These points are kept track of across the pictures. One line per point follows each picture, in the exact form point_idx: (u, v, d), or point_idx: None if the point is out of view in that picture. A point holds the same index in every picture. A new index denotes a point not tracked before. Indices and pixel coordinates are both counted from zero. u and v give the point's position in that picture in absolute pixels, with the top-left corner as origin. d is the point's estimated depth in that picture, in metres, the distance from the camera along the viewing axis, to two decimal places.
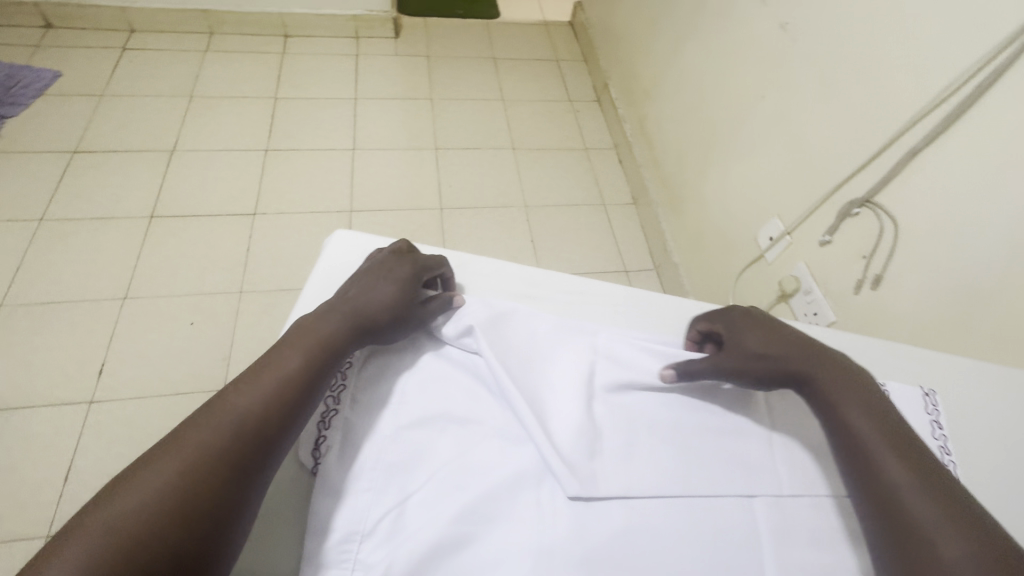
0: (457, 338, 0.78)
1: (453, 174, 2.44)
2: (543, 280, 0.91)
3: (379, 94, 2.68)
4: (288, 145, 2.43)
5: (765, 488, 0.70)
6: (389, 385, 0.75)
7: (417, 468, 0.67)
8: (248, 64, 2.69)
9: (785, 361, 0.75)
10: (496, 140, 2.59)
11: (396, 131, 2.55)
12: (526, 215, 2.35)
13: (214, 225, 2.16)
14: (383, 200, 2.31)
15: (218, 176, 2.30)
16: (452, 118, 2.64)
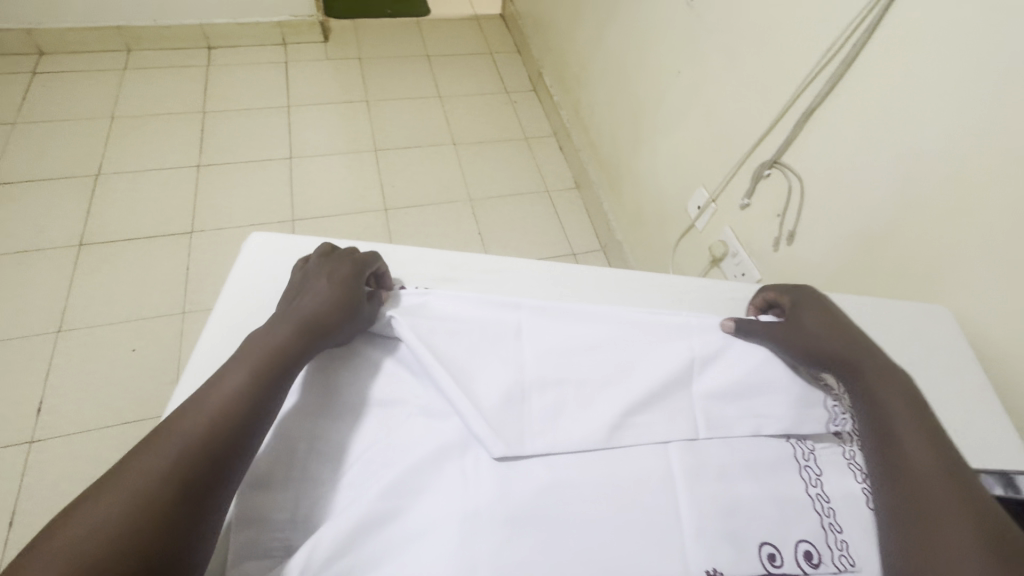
0: (382, 328, 0.80)
1: (395, 174, 2.43)
2: (463, 264, 0.94)
3: (313, 100, 2.64)
4: (221, 159, 2.37)
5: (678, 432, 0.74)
6: (312, 376, 0.76)
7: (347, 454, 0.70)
8: (171, 79, 2.61)
9: (828, 344, 0.83)
10: (436, 137, 2.59)
11: (334, 135, 2.52)
12: (471, 208, 2.36)
13: (150, 247, 2.09)
14: (326, 206, 2.28)
15: (149, 197, 2.23)
16: (390, 118, 2.62)
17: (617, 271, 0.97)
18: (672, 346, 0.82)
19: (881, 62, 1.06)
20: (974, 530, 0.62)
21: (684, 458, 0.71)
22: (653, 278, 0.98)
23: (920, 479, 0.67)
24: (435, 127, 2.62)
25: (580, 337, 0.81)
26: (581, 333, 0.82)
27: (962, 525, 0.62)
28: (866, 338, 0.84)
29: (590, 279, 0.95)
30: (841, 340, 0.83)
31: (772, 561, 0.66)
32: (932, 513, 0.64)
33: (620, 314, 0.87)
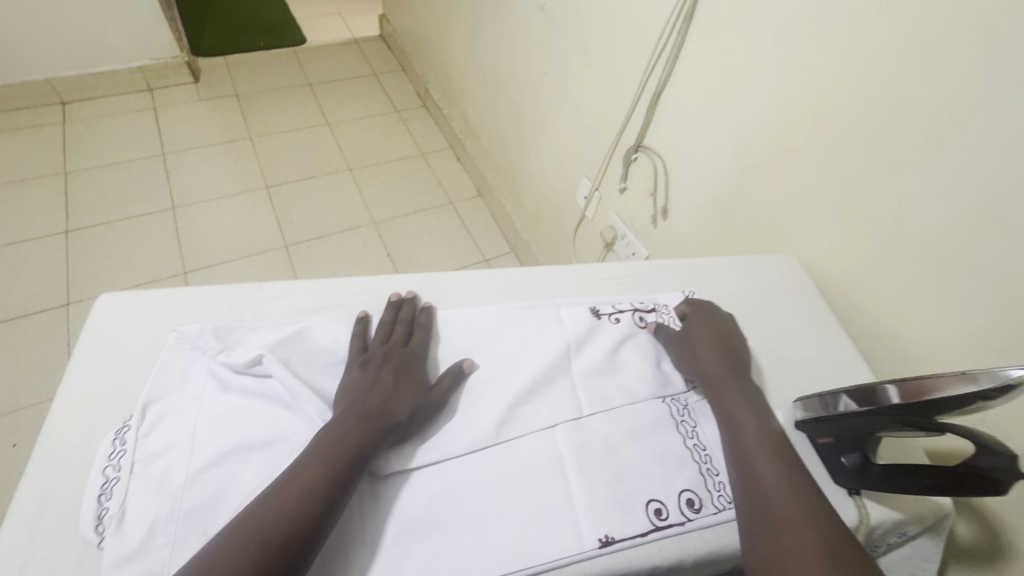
0: (248, 367, 0.76)
1: (290, 207, 2.22)
2: (341, 293, 0.93)
3: (190, 143, 2.35)
4: (86, 221, 2.05)
5: (557, 414, 0.78)
6: (169, 433, 0.71)
7: (221, 504, 0.65)
8: (4, 138, 2.21)
9: (704, 362, 0.85)
10: (328, 166, 2.38)
11: (218, 179, 2.25)
12: (377, 232, 2.20)
13: (15, 330, 1.76)
14: (223, 251, 2.04)
15: (6, 275, 1.88)
16: (276, 153, 2.39)
17: (499, 271, 1.01)
18: (542, 334, 0.88)
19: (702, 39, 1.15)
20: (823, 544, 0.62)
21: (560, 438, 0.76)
22: (529, 273, 1.02)
23: (768, 498, 0.68)
24: (328, 153, 2.43)
25: (463, 350, 0.86)
26: (468, 345, 0.86)
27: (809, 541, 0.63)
28: (741, 356, 0.87)
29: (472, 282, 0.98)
30: (723, 361, 0.85)
31: (658, 515, 0.71)
32: (782, 536, 0.64)
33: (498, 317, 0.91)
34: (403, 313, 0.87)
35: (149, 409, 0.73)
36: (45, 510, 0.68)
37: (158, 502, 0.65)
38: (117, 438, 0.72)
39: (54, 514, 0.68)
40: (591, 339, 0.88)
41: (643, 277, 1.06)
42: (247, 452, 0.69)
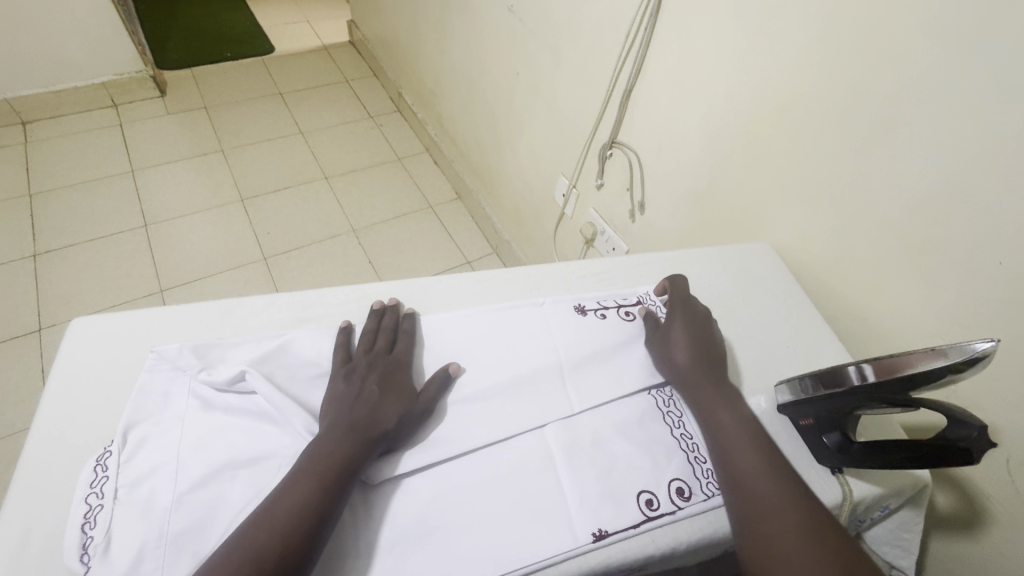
0: (234, 384, 0.51)
1: (368, 178, 1.89)
2: (319, 295, 0.62)
3: (305, 85, 2.17)
4: (239, 159, 1.86)
5: (678, 523, 0.50)
6: (127, 426, 0.48)
7: (152, 555, 0.42)
8: (182, 67, 2.12)
9: (723, 423, 0.53)
10: (400, 144, 2.03)
11: (371, 137, 2.02)
12: (445, 227, 1.79)
13: (110, 240, 1.58)
14: (381, 211, 1.79)
15: (119, 185, 1.71)
16: (403, 121, 2.11)
17: (558, 267, 0.70)
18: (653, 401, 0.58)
19: (778, 40, 0.69)
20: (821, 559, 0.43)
21: (658, 527, 0.49)
22: (611, 262, 0.72)
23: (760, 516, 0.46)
24: (416, 129, 2.05)
25: (495, 343, 0.60)
26: (502, 342, 0.60)
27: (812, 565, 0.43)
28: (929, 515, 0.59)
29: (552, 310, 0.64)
30: (701, 362, 0.57)
31: None
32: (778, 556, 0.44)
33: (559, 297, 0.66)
34: (385, 321, 0.59)
35: (130, 432, 0.48)
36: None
37: (75, 527, 0.43)
38: (99, 467, 0.46)
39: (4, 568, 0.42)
40: (611, 335, 0.63)
41: (774, 278, 0.73)
42: (238, 471, 0.47)
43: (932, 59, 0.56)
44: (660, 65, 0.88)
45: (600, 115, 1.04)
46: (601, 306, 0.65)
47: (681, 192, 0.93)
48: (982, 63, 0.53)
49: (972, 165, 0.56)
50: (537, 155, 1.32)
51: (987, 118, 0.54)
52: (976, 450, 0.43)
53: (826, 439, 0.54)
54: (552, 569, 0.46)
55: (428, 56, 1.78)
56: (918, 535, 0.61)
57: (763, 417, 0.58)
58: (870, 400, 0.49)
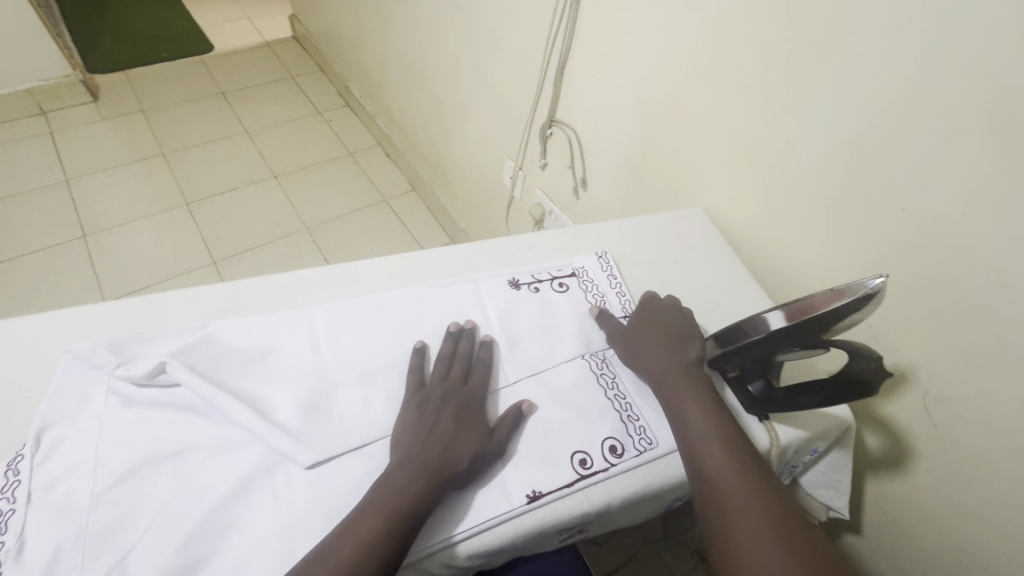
0: (152, 379, 0.49)
1: (318, 175, 1.85)
2: (245, 285, 0.60)
3: (247, 83, 2.11)
4: (181, 163, 1.80)
5: (612, 480, 0.52)
6: (39, 431, 0.46)
7: (68, 558, 0.41)
8: (115, 69, 2.03)
9: (689, 410, 0.52)
10: (350, 138, 1.99)
11: (319, 133, 1.98)
12: (400, 219, 1.77)
13: (49, 253, 1.51)
14: (335, 208, 1.76)
15: (54, 196, 1.63)
16: (352, 115, 2.07)
17: (492, 243, 0.71)
18: (588, 366, 0.59)
19: (692, 8, 0.71)
20: (774, 526, 0.44)
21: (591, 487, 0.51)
22: (545, 235, 0.73)
23: (722, 490, 0.47)
24: (366, 122, 2.02)
25: (425, 321, 0.60)
26: (432, 319, 0.60)
27: (763, 532, 0.43)
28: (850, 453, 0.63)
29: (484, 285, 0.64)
30: (672, 347, 0.58)
31: None
32: (737, 525, 0.44)
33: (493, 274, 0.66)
34: (461, 346, 0.57)
35: (45, 434, 0.46)
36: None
37: None
38: (10, 472, 0.44)
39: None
40: (549, 308, 0.64)
41: (705, 242, 0.75)
42: (162, 466, 0.46)
43: (830, 17, 0.58)
44: (587, 40, 0.89)
45: (537, 96, 1.05)
46: (535, 280, 0.66)
47: (619, 167, 0.95)
48: (875, 18, 0.55)
49: (871, 123, 0.60)
50: (483, 140, 1.32)
51: (880, 74, 0.57)
52: (874, 379, 0.47)
53: (751, 388, 0.57)
54: (488, 533, 0.47)
55: (370, 47, 1.75)
56: (849, 475, 0.64)
57: None
58: (785, 345, 0.51)
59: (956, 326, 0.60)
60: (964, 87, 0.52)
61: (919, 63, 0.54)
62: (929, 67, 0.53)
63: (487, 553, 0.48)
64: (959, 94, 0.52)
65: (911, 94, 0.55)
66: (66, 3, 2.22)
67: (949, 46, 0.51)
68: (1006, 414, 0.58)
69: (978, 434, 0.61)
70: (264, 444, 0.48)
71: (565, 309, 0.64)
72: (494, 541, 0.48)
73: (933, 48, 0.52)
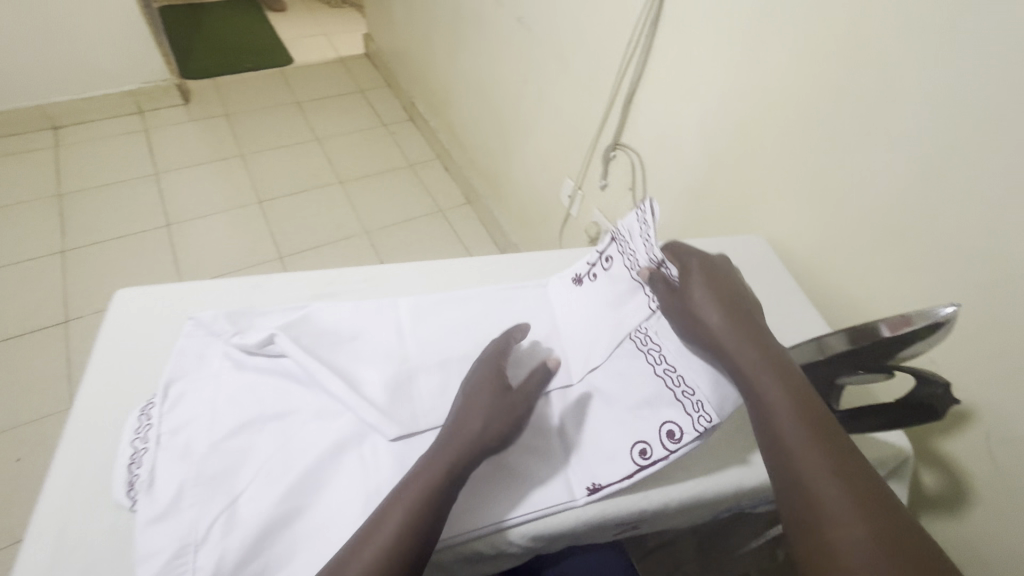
0: (261, 349, 0.55)
1: (380, 183, 1.95)
2: (338, 274, 0.67)
3: (321, 95, 2.26)
4: (257, 165, 1.93)
5: (670, 481, 0.54)
6: (167, 386, 0.53)
7: (189, 496, 0.46)
8: (206, 76, 2.21)
9: (773, 398, 0.49)
10: (412, 151, 2.10)
11: (384, 145, 2.10)
12: (454, 230, 1.84)
13: (137, 239, 1.64)
14: (394, 215, 1.85)
15: (145, 187, 1.79)
16: (415, 130, 2.18)
17: (560, 255, 0.75)
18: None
19: (768, 45, 0.75)
20: (862, 519, 0.41)
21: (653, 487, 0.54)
22: None
23: (802, 481, 0.45)
24: (428, 137, 2.12)
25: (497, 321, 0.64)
26: (506, 319, 0.64)
27: (849, 524, 0.41)
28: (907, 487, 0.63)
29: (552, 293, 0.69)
30: (731, 322, 0.54)
31: None
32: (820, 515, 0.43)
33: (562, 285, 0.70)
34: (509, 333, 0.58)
35: (171, 387, 0.53)
36: (54, 498, 0.46)
37: (122, 469, 0.48)
38: (143, 417, 0.51)
39: (58, 501, 0.46)
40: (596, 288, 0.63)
41: (765, 267, 0.77)
42: (266, 425, 0.51)
43: (909, 58, 0.61)
44: (660, 69, 0.93)
45: (604, 120, 1.10)
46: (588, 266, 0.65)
47: (680, 191, 0.98)
48: (951, 62, 0.58)
49: (946, 160, 0.61)
50: (544, 160, 1.38)
51: (952, 115, 0.59)
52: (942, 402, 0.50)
53: None
54: (555, 518, 0.51)
55: (439, 67, 1.86)
56: (903, 508, 0.64)
57: None
58: (851, 364, 0.53)
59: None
60: None
61: (1000, 106, 0.56)
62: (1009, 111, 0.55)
63: (547, 536, 0.51)
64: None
65: (990, 133, 0.57)
66: (168, 16, 2.44)
67: None
68: None
69: None
70: (354, 416, 0.53)
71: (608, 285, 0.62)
72: (555, 526, 0.51)
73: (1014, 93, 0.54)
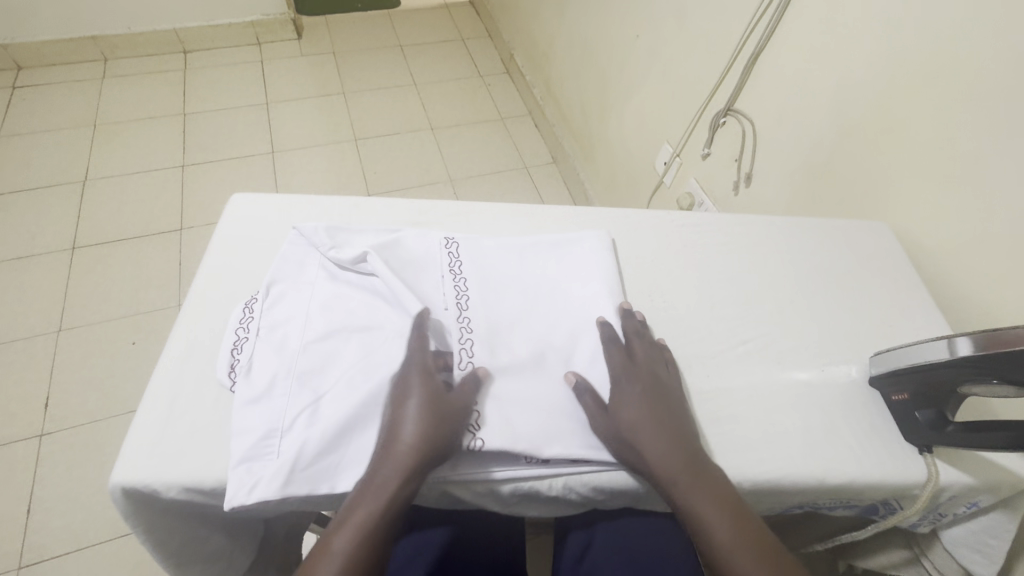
0: (354, 265, 0.58)
1: (468, 133, 1.96)
2: (433, 205, 0.67)
3: (423, 40, 2.27)
4: (356, 104, 2.00)
5: (746, 459, 0.51)
6: (268, 287, 0.56)
7: (275, 396, 0.49)
8: (319, 13, 2.28)
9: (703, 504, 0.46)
10: (505, 104, 2.07)
11: (478, 95, 2.09)
12: (535, 187, 1.81)
13: (245, 161, 1.77)
14: (479, 166, 1.86)
15: (256, 115, 1.90)
16: (510, 83, 2.14)
17: (658, 212, 0.69)
18: (740, 355, 0.58)
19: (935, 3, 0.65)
20: None
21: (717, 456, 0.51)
22: (711, 216, 0.70)
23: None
24: (523, 91, 2.08)
25: (581, 273, 0.61)
26: (591, 273, 0.61)
27: None
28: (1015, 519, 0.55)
29: (640, 254, 0.65)
30: (683, 442, 0.49)
31: None
32: None
33: (655, 248, 0.65)
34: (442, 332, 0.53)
35: (272, 287, 0.56)
36: (171, 368, 0.51)
37: (223, 357, 0.52)
38: (247, 309, 0.55)
39: (173, 372, 0.51)
40: (581, 260, 0.62)
41: (886, 257, 0.69)
42: (352, 336, 0.53)
43: None
44: (793, 28, 0.85)
45: (719, 83, 1.01)
46: (565, 245, 0.63)
47: (795, 166, 0.90)
48: None
49: None
50: (644, 123, 1.31)
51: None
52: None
53: (916, 415, 0.52)
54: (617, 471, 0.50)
55: (546, 16, 1.79)
56: (1007, 543, 0.57)
57: (851, 385, 0.57)
58: (983, 374, 0.46)
59: None
60: None
61: None
62: None
63: (608, 489, 0.51)
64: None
65: None
66: None
67: None
68: None
69: None
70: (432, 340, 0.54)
71: (586, 266, 0.62)
72: (617, 480, 0.51)
73: None
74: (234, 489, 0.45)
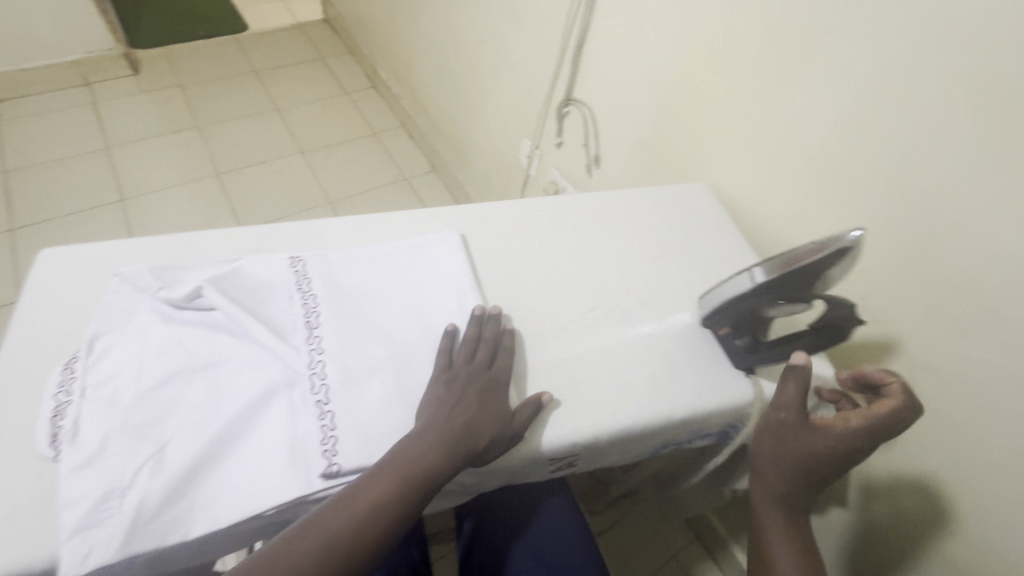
0: (188, 303, 0.54)
1: (341, 152, 1.91)
2: (275, 229, 0.65)
3: (279, 63, 2.18)
4: (213, 136, 1.88)
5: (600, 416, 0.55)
6: (89, 341, 0.52)
7: (113, 455, 0.46)
8: (156, 45, 2.11)
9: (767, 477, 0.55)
10: (376, 119, 2.04)
11: (346, 114, 2.04)
12: (419, 197, 1.81)
13: (91, 214, 1.60)
14: (358, 184, 1.82)
15: (95, 162, 1.72)
16: (378, 97, 2.12)
17: (504, 203, 0.73)
18: (590, 322, 0.62)
19: None
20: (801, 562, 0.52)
21: (573, 413, 0.55)
22: (552, 200, 0.75)
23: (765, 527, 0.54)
24: (392, 104, 2.07)
25: (435, 272, 0.63)
26: (443, 271, 0.63)
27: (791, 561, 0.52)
28: None
29: (490, 245, 0.68)
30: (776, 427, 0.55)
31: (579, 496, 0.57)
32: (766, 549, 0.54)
33: (504, 237, 0.69)
34: (487, 331, 0.57)
35: (96, 341, 0.52)
36: None
37: (45, 424, 0.47)
38: (67, 370, 0.50)
39: None
40: (433, 259, 0.64)
41: (708, 213, 0.78)
42: (195, 375, 0.51)
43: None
44: (606, 19, 0.93)
45: (557, 76, 1.08)
46: (416, 246, 0.65)
47: (631, 143, 0.98)
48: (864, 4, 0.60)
49: (867, 99, 0.63)
50: (504, 120, 1.36)
51: (878, 55, 0.60)
52: (852, 318, 0.54)
53: (737, 343, 0.60)
54: None
55: (399, 28, 1.80)
56: None
57: (686, 330, 0.63)
58: (772, 296, 0.55)
59: (945, 296, 0.61)
60: (944, 69, 0.55)
61: (909, 45, 0.57)
62: (920, 48, 0.57)
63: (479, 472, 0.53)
64: (948, 65, 0.55)
65: (898, 72, 0.59)
66: None
67: (934, 26, 0.55)
68: (992, 381, 0.59)
69: (964, 401, 0.62)
70: (284, 365, 0.53)
71: (437, 264, 0.63)
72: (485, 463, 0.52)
73: (921, 29, 0.56)
74: (68, 562, 0.41)
